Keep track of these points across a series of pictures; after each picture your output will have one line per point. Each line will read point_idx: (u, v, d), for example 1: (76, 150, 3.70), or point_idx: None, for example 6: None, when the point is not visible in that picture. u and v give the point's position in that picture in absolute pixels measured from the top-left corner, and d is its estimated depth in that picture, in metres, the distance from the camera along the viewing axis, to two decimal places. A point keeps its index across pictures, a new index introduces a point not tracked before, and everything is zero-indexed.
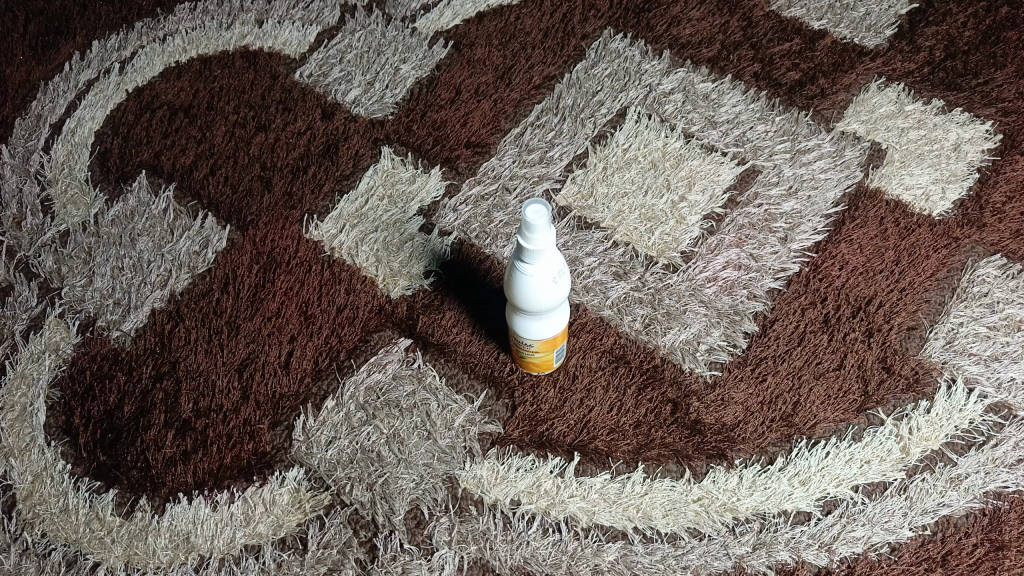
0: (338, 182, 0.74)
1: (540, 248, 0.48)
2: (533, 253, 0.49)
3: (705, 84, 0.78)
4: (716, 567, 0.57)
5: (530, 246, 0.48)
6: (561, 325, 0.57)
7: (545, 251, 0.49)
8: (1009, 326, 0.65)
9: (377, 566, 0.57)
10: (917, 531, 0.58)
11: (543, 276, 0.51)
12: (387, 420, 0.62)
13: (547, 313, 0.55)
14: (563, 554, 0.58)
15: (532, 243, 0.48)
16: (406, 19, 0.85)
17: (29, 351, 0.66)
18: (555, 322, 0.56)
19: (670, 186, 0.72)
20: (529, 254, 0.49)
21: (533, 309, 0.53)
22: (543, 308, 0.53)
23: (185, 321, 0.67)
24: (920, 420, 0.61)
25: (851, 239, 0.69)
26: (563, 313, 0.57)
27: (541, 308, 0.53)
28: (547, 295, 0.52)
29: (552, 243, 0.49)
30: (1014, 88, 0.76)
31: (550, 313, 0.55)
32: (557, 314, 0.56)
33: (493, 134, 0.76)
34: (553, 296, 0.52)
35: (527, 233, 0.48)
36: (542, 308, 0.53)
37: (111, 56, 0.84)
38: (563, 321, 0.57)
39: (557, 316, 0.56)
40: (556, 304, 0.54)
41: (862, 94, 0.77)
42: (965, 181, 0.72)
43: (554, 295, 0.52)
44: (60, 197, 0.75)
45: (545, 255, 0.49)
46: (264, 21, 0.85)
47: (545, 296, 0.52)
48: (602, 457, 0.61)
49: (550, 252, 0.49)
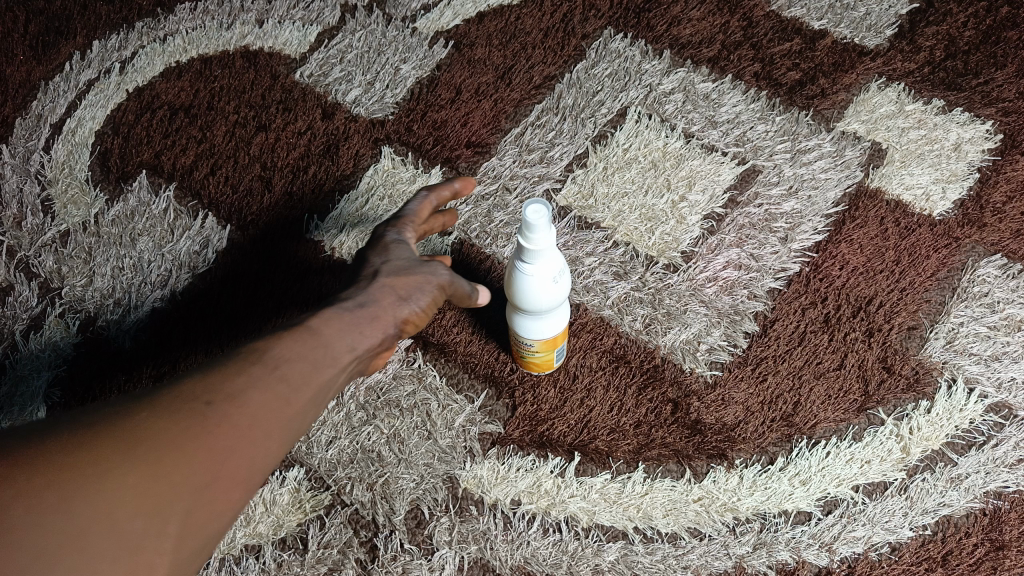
0: (339, 182, 0.74)
1: (540, 248, 0.48)
2: (533, 253, 0.49)
3: (706, 84, 0.78)
4: (716, 567, 0.57)
5: (530, 246, 0.48)
6: (561, 325, 0.57)
7: (544, 251, 0.49)
8: (1009, 326, 0.65)
9: (377, 566, 0.58)
10: (917, 531, 0.58)
11: (544, 276, 0.51)
12: (387, 420, 0.62)
13: (547, 313, 0.55)
14: (563, 554, 0.58)
15: (532, 244, 0.48)
16: (406, 19, 0.85)
17: (28, 351, 0.67)
18: (555, 322, 0.56)
19: (670, 186, 0.72)
20: (529, 254, 0.49)
21: (533, 308, 0.53)
22: (543, 307, 0.53)
23: (185, 319, 0.67)
24: (921, 420, 0.61)
25: (851, 239, 0.69)
26: (563, 313, 0.57)
27: (541, 307, 0.53)
28: (547, 295, 0.52)
29: (552, 243, 0.49)
30: (1014, 88, 0.76)
31: (550, 313, 0.55)
32: (558, 313, 0.56)
33: (493, 134, 0.76)
34: (553, 296, 0.52)
35: (527, 234, 0.48)
36: (542, 307, 0.53)
37: (111, 56, 0.83)
38: (564, 320, 0.57)
39: (558, 316, 0.56)
40: (556, 304, 0.53)
41: (862, 95, 0.77)
42: (965, 181, 0.72)
43: (553, 294, 0.52)
44: (60, 196, 0.75)
45: (545, 255, 0.49)
46: (263, 21, 0.85)
47: (545, 296, 0.52)
48: (602, 457, 0.61)
49: (550, 252, 0.49)
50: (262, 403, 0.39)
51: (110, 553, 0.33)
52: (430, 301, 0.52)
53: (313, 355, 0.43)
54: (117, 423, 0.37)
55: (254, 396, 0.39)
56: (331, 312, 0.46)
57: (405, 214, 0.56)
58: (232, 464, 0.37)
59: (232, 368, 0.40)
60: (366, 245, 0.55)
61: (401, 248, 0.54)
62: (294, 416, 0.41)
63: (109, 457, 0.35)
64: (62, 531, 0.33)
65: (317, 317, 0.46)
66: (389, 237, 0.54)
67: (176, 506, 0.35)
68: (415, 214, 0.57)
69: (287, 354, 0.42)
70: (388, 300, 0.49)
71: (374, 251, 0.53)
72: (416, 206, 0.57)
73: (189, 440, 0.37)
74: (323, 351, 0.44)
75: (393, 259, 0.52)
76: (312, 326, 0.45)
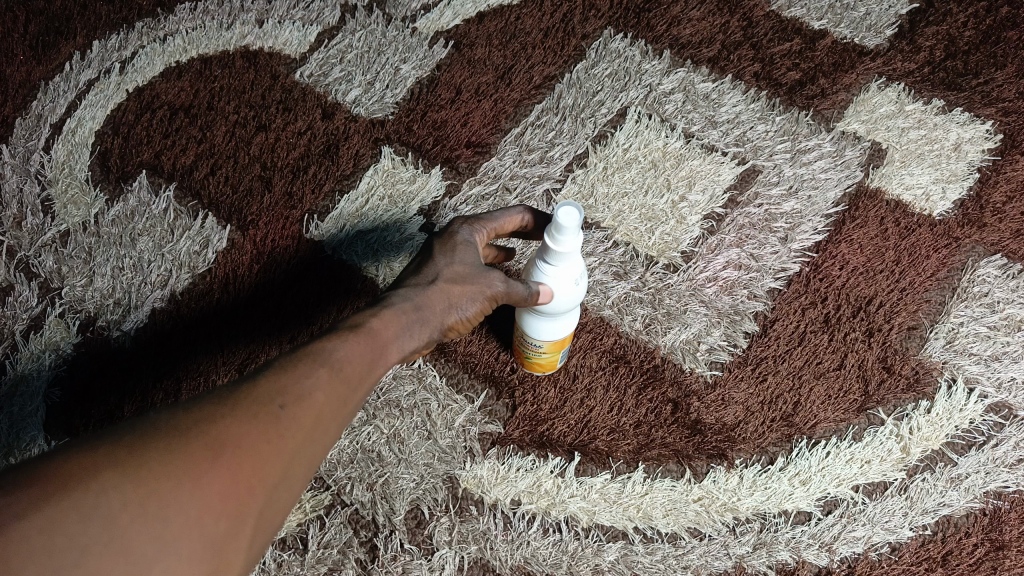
0: (339, 182, 0.74)
1: (566, 251, 0.48)
2: (558, 255, 0.49)
3: (706, 83, 0.78)
4: (716, 567, 0.57)
5: (557, 248, 0.48)
6: (570, 327, 0.57)
7: (569, 254, 0.49)
8: (1010, 326, 0.65)
9: (377, 566, 0.57)
10: (917, 531, 0.58)
11: (564, 278, 0.51)
12: (387, 420, 0.62)
13: (559, 315, 0.55)
14: (563, 554, 0.58)
15: (559, 246, 0.48)
16: (406, 20, 0.85)
17: (28, 351, 0.66)
18: (565, 324, 0.56)
19: (670, 186, 0.72)
20: (554, 255, 0.49)
21: (547, 308, 0.53)
22: (557, 308, 0.53)
23: (185, 320, 0.67)
24: (920, 420, 0.61)
25: (851, 239, 0.69)
26: (573, 316, 0.57)
27: (556, 308, 0.53)
28: (564, 296, 0.52)
29: (578, 248, 0.49)
30: (1015, 88, 0.76)
31: (561, 316, 0.55)
32: (568, 316, 0.56)
33: (493, 134, 0.76)
34: (569, 299, 0.52)
35: (556, 235, 0.48)
36: (557, 308, 0.53)
37: (111, 56, 0.83)
38: (574, 326, 0.58)
39: (569, 319, 0.56)
40: (569, 307, 0.54)
41: (862, 95, 0.77)
42: (965, 181, 0.72)
43: (570, 295, 0.52)
44: (60, 197, 0.75)
45: (568, 259, 0.49)
46: (263, 21, 0.85)
47: (562, 297, 0.52)
48: (602, 457, 0.61)
49: (574, 256, 0.49)
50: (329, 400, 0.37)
51: (199, 562, 0.30)
52: (478, 310, 0.50)
53: (369, 353, 0.41)
54: (186, 421, 0.33)
55: (323, 394, 0.37)
56: (387, 310, 0.44)
57: (489, 220, 0.53)
58: (303, 460, 0.36)
59: (297, 365, 0.38)
60: (433, 235, 0.52)
61: (467, 252, 0.50)
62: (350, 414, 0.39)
63: (191, 455, 0.32)
64: (156, 540, 0.29)
65: (372, 316, 0.43)
66: (461, 235, 0.51)
67: (254, 509, 0.33)
68: (500, 224, 0.54)
69: (349, 352, 0.40)
70: (440, 306, 0.47)
71: (442, 245, 0.50)
72: (504, 217, 0.54)
73: (268, 438, 0.34)
74: (380, 349, 0.42)
75: (456, 261, 0.49)
76: (370, 326, 0.43)
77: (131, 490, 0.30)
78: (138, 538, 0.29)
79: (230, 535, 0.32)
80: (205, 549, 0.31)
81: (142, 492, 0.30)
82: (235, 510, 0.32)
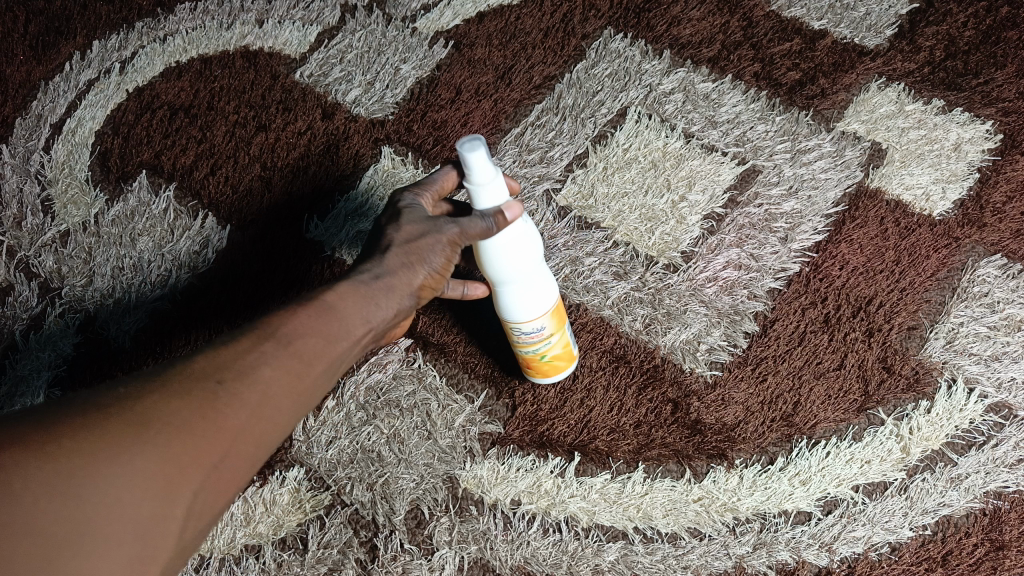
0: (339, 182, 0.74)
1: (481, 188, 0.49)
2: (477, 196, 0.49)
3: (705, 84, 0.78)
4: (716, 567, 0.58)
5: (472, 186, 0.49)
6: (550, 295, 0.55)
7: (488, 194, 0.49)
8: (1009, 326, 0.65)
9: (377, 566, 0.58)
10: (917, 531, 0.59)
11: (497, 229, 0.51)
12: (387, 420, 0.62)
13: (525, 281, 0.53)
14: (563, 554, 0.58)
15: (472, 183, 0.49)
16: (406, 20, 0.84)
17: (28, 351, 0.68)
18: (542, 290, 0.54)
19: (670, 186, 0.72)
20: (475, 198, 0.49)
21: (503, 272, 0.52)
22: (512, 267, 0.52)
23: (185, 320, 0.67)
24: (920, 420, 0.61)
25: (851, 239, 0.69)
26: (547, 282, 0.55)
27: (509, 267, 0.52)
28: (507, 250, 0.51)
29: (494, 184, 0.49)
30: (1015, 88, 0.75)
31: (530, 283, 0.53)
32: (540, 283, 0.54)
33: (493, 134, 0.76)
34: (515, 252, 0.52)
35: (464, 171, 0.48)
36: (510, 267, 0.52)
37: (111, 56, 0.83)
38: (553, 292, 0.55)
39: (541, 284, 0.54)
40: (524, 264, 0.53)
41: (862, 95, 0.76)
42: (965, 180, 0.71)
43: (515, 247, 0.52)
44: (60, 196, 0.75)
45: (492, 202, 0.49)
46: (264, 21, 0.85)
47: (506, 252, 0.52)
48: (602, 457, 0.61)
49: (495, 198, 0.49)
50: (274, 381, 0.42)
51: (144, 523, 0.38)
52: (444, 261, 0.52)
53: (327, 331, 0.45)
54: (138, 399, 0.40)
55: (268, 376, 0.42)
56: (345, 284, 0.48)
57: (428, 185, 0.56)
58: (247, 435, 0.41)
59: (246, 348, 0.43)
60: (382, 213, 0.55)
61: (414, 212, 0.53)
62: (304, 390, 0.44)
63: (138, 433, 0.38)
64: (104, 507, 0.37)
65: (330, 291, 0.47)
66: (404, 200, 0.54)
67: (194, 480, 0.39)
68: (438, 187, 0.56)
69: (298, 332, 0.44)
70: (402, 271, 0.50)
71: (388, 216, 0.53)
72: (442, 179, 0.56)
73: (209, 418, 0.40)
74: (332, 327, 0.46)
75: (405, 224, 0.52)
76: (326, 302, 0.46)
77: (75, 455, 0.37)
78: (90, 507, 0.37)
79: (170, 501, 0.38)
80: (150, 518, 0.38)
81: (88, 455, 0.37)
82: (175, 480, 0.38)
